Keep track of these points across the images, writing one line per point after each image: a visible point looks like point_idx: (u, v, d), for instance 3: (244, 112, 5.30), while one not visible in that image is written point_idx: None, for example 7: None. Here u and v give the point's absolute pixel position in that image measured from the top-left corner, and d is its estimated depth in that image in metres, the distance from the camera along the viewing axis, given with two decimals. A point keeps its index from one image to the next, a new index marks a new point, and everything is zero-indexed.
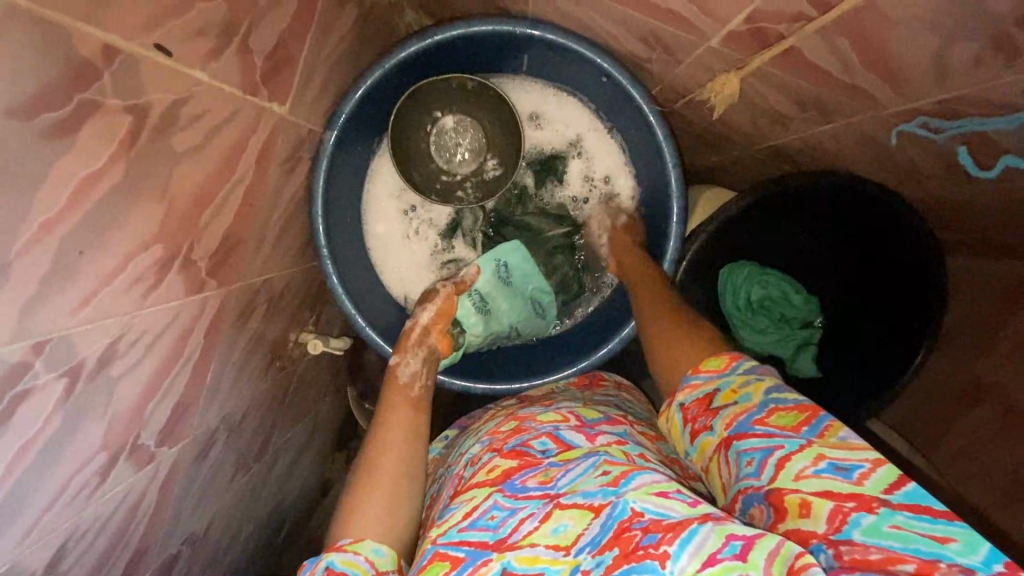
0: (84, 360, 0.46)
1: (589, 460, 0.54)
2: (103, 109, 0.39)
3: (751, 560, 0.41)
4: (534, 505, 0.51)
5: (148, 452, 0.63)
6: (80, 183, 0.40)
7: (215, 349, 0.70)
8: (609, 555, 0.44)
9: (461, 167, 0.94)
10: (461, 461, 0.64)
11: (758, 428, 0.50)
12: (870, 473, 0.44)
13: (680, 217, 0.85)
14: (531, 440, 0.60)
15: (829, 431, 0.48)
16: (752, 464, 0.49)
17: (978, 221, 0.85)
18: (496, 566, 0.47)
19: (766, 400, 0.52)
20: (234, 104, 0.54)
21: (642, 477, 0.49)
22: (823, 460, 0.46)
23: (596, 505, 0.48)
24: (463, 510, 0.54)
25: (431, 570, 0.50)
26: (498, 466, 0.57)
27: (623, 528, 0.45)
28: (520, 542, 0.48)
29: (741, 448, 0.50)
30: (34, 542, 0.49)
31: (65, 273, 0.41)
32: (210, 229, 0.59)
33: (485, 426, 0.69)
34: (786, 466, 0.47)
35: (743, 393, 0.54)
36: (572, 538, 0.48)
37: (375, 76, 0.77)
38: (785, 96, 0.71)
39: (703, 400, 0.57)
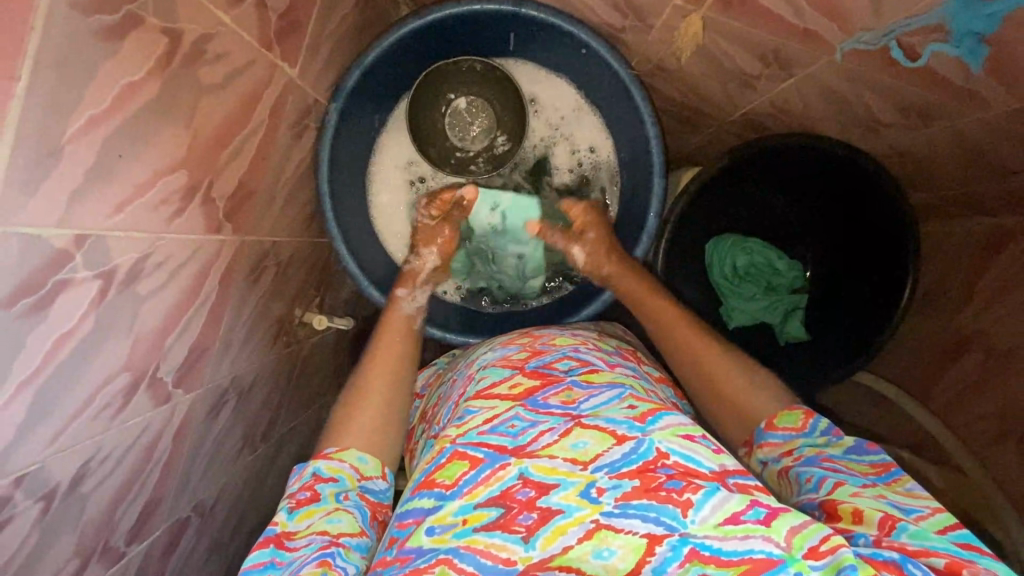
0: (118, 267, 0.51)
1: (614, 392, 0.56)
2: (144, 26, 0.46)
3: (773, 525, 0.44)
4: (555, 421, 0.53)
5: (166, 391, 0.65)
6: (121, 89, 0.45)
7: (229, 300, 0.73)
8: (628, 483, 0.47)
9: (473, 146, 1.03)
10: (472, 366, 0.67)
11: (826, 464, 0.54)
12: (929, 514, 0.47)
13: (661, 173, 0.92)
14: (554, 362, 0.61)
15: (896, 481, 0.51)
16: (810, 481, 0.53)
17: (941, 171, 0.90)
18: (514, 471, 0.49)
19: (851, 450, 0.55)
20: (251, 54, 0.61)
21: (668, 419, 0.52)
22: (884, 496, 0.49)
23: (619, 434, 0.50)
24: (484, 415, 0.55)
25: (449, 468, 0.51)
26: (522, 383, 0.58)
27: (648, 467, 0.47)
28: (540, 452, 0.50)
29: (802, 469, 0.54)
30: (59, 449, 0.52)
31: (106, 172, 0.46)
32: (227, 171, 0.64)
33: (499, 340, 0.72)
34: (845, 484, 0.50)
35: (820, 444, 0.57)
36: (591, 455, 0.49)
37: (377, 51, 0.85)
38: (747, 51, 0.79)
39: (779, 450, 0.59)
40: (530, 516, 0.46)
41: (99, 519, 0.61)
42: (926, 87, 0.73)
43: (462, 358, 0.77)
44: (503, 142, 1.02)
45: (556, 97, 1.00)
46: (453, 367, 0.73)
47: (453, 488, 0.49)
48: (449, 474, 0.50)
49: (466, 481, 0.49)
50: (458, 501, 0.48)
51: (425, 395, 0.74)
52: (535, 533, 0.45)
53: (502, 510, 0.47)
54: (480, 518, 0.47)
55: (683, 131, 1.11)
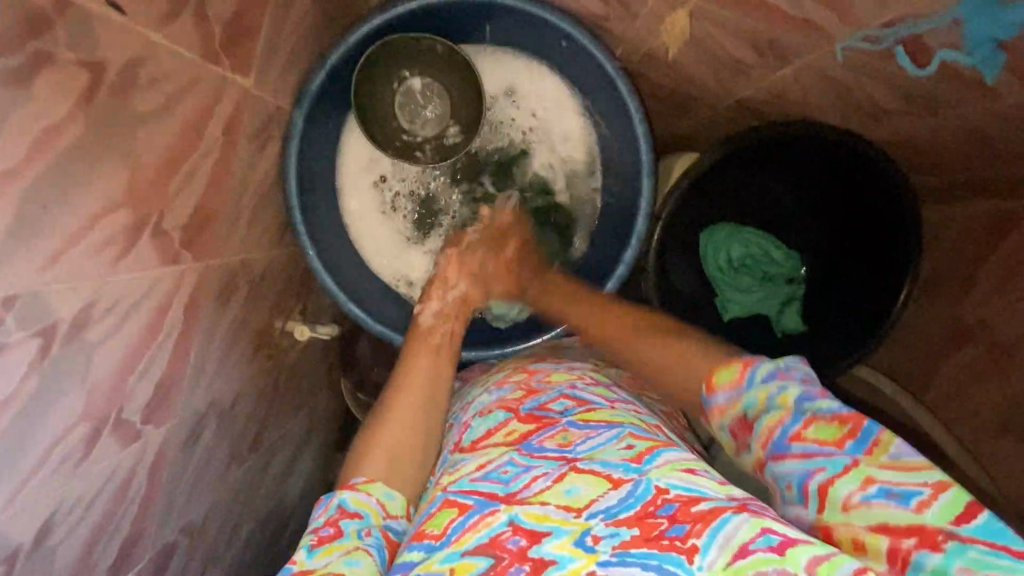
0: (60, 321, 0.47)
1: (611, 431, 0.53)
2: (56, 61, 0.41)
3: (788, 554, 0.39)
4: (549, 465, 0.51)
5: (134, 429, 0.63)
6: (37, 135, 0.41)
7: (198, 326, 0.70)
8: (626, 531, 0.44)
9: (423, 130, 0.93)
10: (469, 412, 0.63)
11: (796, 447, 0.45)
12: (932, 501, 0.40)
13: (650, 172, 0.86)
14: (549, 402, 0.59)
15: (877, 447, 0.43)
16: (793, 490, 0.45)
17: (950, 157, 0.84)
18: (504, 517, 0.46)
19: (801, 404, 0.46)
20: (195, 71, 0.56)
21: (666, 457, 0.50)
22: (873, 483, 0.41)
23: (615, 477, 0.48)
24: (477, 462, 0.54)
25: (438, 517, 0.49)
26: (517, 429, 0.56)
27: (647, 512, 0.45)
28: (531, 499, 0.48)
29: (778, 471, 0.46)
30: (16, 509, 0.49)
31: (31, 225, 0.42)
32: (181, 198, 0.60)
33: (494, 378, 0.68)
34: (831, 493, 0.43)
35: (770, 404, 0.48)
36: (586, 501, 0.47)
37: (340, 51, 0.79)
38: (740, 38, 0.73)
39: (734, 416, 0.50)
40: (522, 568, 0.43)
41: (74, 564, 0.60)
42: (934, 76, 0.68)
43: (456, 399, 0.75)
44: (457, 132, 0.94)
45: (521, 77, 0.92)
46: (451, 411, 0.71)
47: (442, 538, 0.47)
48: (438, 523, 0.49)
49: (455, 528, 0.47)
50: (445, 550, 0.46)
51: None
52: None
53: (491, 561, 0.44)
54: (468, 568, 0.44)
55: (675, 117, 1.03)
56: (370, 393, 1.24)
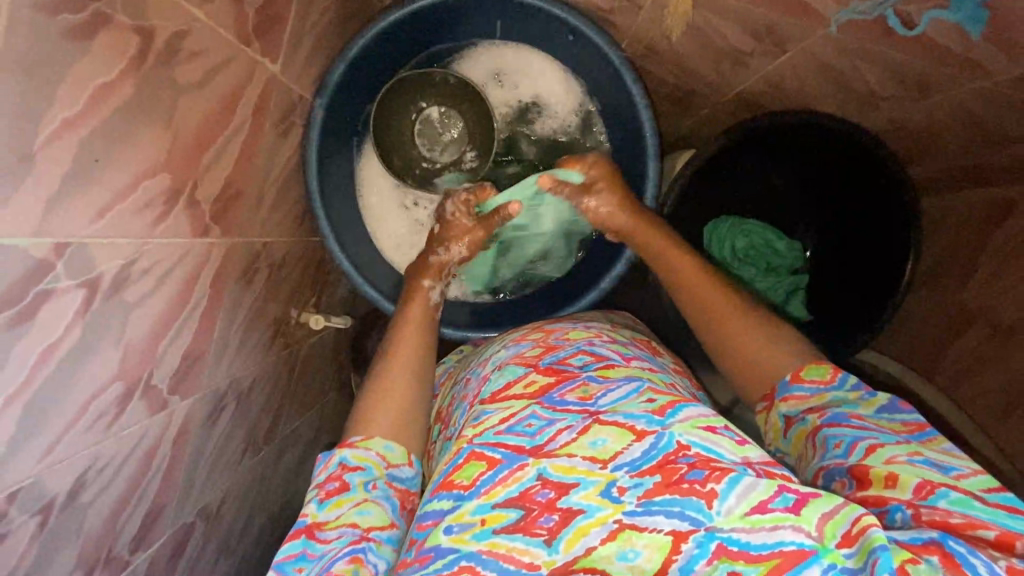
0: (103, 274, 0.50)
1: (631, 385, 0.54)
2: (113, 24, 0.44)
3: (803, 514, 0.41)
4: (573, 419, 0.51)
5: (161, 398, 0.64)
6: (92, 91, 0.44)
7: (222, 303, 0.72)
8: (649, 480, 0.45)
9: (442, 157, 1.01)
10: (486, 366, 0.65)
11: (855, 420, 0.49)
12: (970, 475, 0.43)
13: (656, 156, 0.89)
14: (568, 357, 0.59)
15: (932, 442, 0.47)
16: (840, 447, 0.48)
17: (941, 141, 0.88)
18: (533, 472, 0.47)
19: (886, 407, 0.51)
20: (229, 50, 0.59)
21: (688, 410, 0.50)
22: (920, 454, 0.45)
23: (638, 429, 0.48)
24: (500, 414, 0.53)
25: (466, 469, 0.49)
26: (537, 381, 0.56)
27: (668, 460, 0.46)
28: (558, 451, 0.48)
29: (830, 432, 0.49)
30: (52, 461, 0.51)
31: (83, 176, 0.45)
32: (212, 171, 0.63)
33: (512, 336, 0.70)
34: (879, 449, 0.46)
35: (851, 402, 0.52)
36: (610, 453, 0.48)
37: (359, 44, 0.83)
38: (738, 24, 0.78)
39: (805, 408, 0.54)
40: (551, 517, 0.45)
41: (100, 529, 0.60)
42: (923, 57, 0.72)
43: (467, 361, 0.77)
44: (472, 159, 1.00)
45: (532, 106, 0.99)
46: (463, 371, 0.73)
47: (471, 488, 0.48)
48: (466, 474, 0.49)
49: (485, 481, 0.48)
50: (476, 501, 0.47)
51: (439, 394, 0.74)
52: (557, 536, 0.44)
53: (521, 513, 0.45)
54: (499, 520, 0.45)
55: (677, 115, 1.07)
56: None
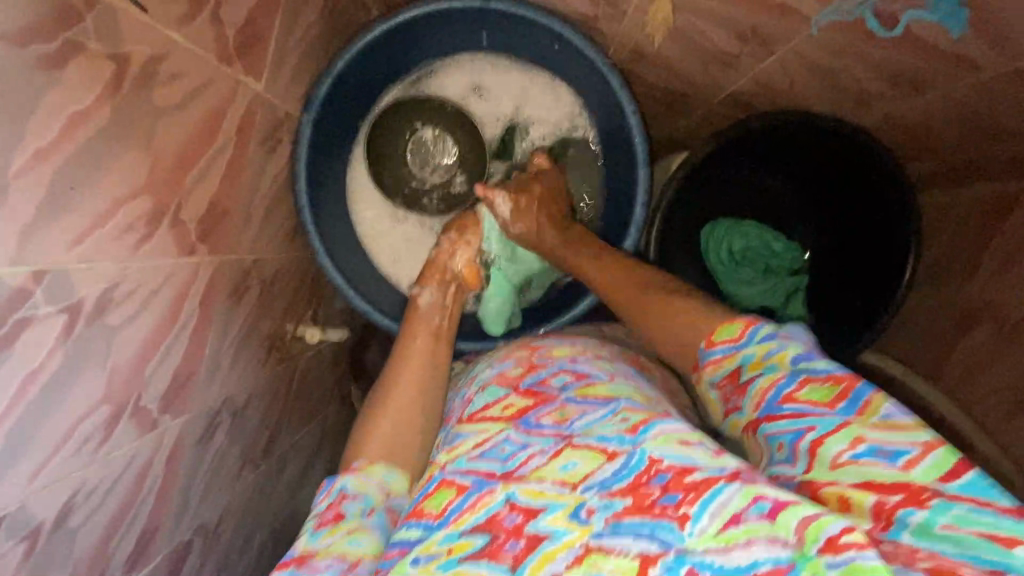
0: (84, 299, 0.50)
1: (608, 406, 0.52)
2: (84, 51, 0.45)
3: (780, 520, 0.39)
4: (546, 443, 0.50)
5: (152, 418, 0.64)
6: (67, 117, 0.45)
7: (213, 321, 0.72)
8: (619, 502, 0.44)
9: (432, 177, 0.98)
10: (472, 386, 0.65)
11: (788, 408, 0.47)
12: (919, 460, 0.41)
13: (645, 163, 0.88)
14: (548, 377, 0.59)
15: (868, 408, 0.44)
16: (784, 450, 0.46)
17: (938, 138, 0.86)
18: (500, 496, 0.47)
19: (797, 365, 0.49)
20: (209, 70, 0.60)
21: (660, 425, 0.48)
22: (863, 442, 0.43)
23: (610, 450, 0.47)
24: (475, 438, 0.53)
25: (436, 497, 0.50)
26: (515, 403, 0.56)
27: (639, 483, 0.45)
28: (528, 475, 0.48)
29: (769, 432, 0.47)
30: (38, 486, 0.51)
31: (58, 203, 0.45)
32: (196, 191, 0.63)
33: (498, 354, 0.70)
34: (820, 451, 0.44)
35: (768, 364, 0.50)
36: (581, 475, 0.47)
37: (345, 58, 0.83)
38: (724, 26, 0.77)
39: (726, 372, 0.53)
40: (517, 543, 0.44)
41: (92, 552, 0.60)
42: (911, 53, 0.71)
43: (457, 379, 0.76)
44: (462, 181, 0.99)
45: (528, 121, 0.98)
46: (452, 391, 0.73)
47: (441, 518, 0.48)
48: (437, 503, 0.49)
49: (454, 509, 0.48)
50: (445, 530, 0.47)
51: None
52: (522, 562, 0.43)
53: (488, 538, 0.45)
54: (465, 548, 0.45)
55: (669, 119, 1.06)
56: None
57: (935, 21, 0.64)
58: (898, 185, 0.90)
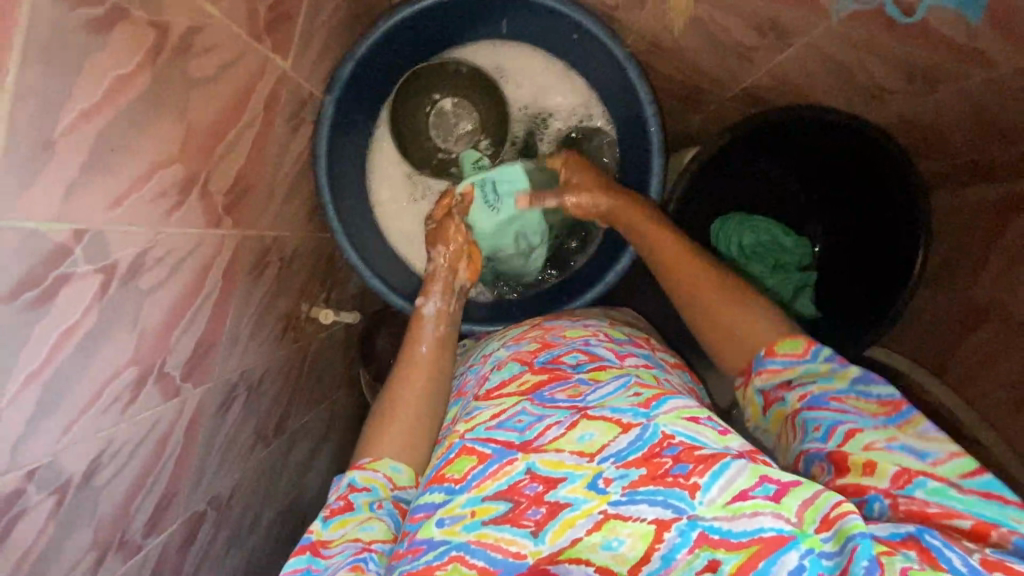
0: (119, 261, 0.51)
1: (620, 381, 0.54)
2: (130, 19, 0.46)
3: (784, 502, 0.42)
4: (562, 414, 0.51)
5: (174, 385, 0.66)
6: (110, 82, 0.46)
7: (234, 293, 0.74)
8: (635, 472, 0.46)
9: (457, 147, 1.02)
10: (486, 365, 0.66)
11: (834, 403, 0.49)
12: (946, 460, 0.44)
13: (660, 152, 0.90)
14: (562, 356, 0.60)
15: (908, 422, 0.47)
16: (819, 430, 0.48)
17: (951, 136, 0.87)
18: (521, 466, 0.48)
19: (858, 381, 0.51)
20: (241, 46, 0.61)
21: (673, 402, 0.51)
22: (897, 440, 0.46)
23: (625, 422, 0.49)
24: (493, 410, 0.55)
25: (458, 462, 0.50)
26: (530, 379, 0.57)
27: (653, 454, 0.46)
28: (546, 446, 0.49)
29: (808, 416, 0.50)
30: (69, 442, 0.53)
31: (99, 165, 0.47)
32: (224, 164, 0.65)
33: (512, 333, 0.71)
34: (857, 435, 0.46)
35: (826, 376, 0.52)
36: (597, 446, 0.48)
37: (369, 42, 0.85)
38: (743, 17, 0.78)
39: (780, 381, 0.55)
40: (538, 510, 0.46)
41: (114, 512, 0.62)
42: (928, 46, 0.71)
43: (467, 357, 0.78)
44: (486, 149, 1.02)
45: (547, 89, 1.00)
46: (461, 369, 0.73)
47: (462, 482, 0.49)
48: (457, 468, 0.50)
49: (474, 475, 0.49)
50: (466, 494, 0.48)
51: None
52: (544, 528, 0.45)
53: (510, 505, 0.46)
54: (488, 511, 0.46)
55: (684, 112, 1.07)
56: None
57: (955, 6, 0.64)
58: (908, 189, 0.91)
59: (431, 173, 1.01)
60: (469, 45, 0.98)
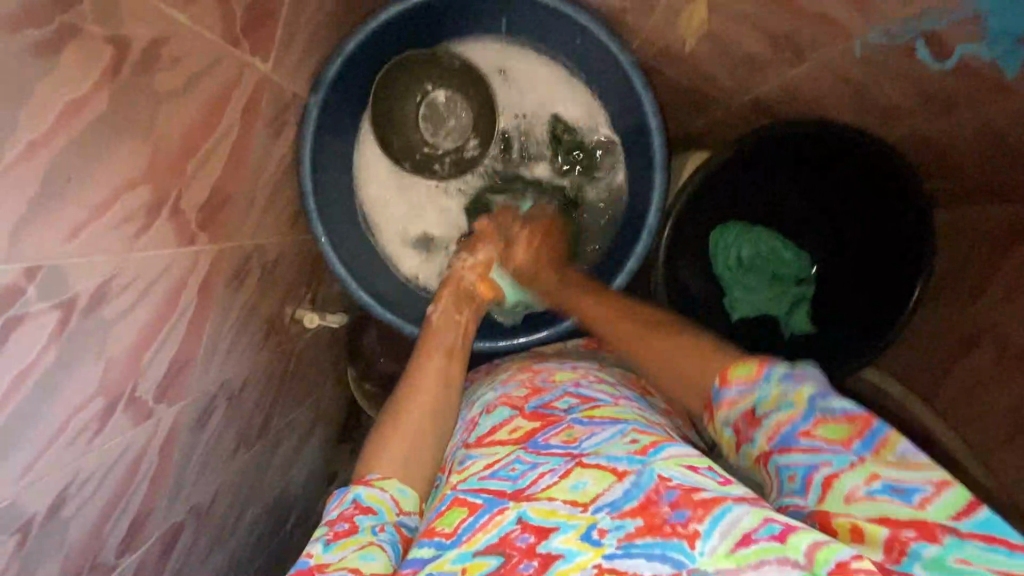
0: (79, 293, 0.48)
1: (616, 427, 0.52)
2: (83, 35, 0.42)
3: (790, 542, 0.38)
4: (555, 462, 0.49)
5: (147, 407, 0.63)
6: (64, 106, 0.42)
7: (211, 307, 0.70)
8: (631, 522, 0.42)
9: (443, 142, 0.96)
10: (474, 410, 0.64)
11: (803, 442, 0.45)
12: (934, 498, 0.40)
13: (663, 167, 0.85)
14: (554, 401, 0.58)
15: (884, 447, 0.43)
16: (796, 481, 0.44)
17: (962, 161, 0.84)
18: (512, 515, 0.45)
19: (813, 404, 0.46)
20: (215, 52, 0.56)
21: (670, 449, 0.48)
22: (878, 480, 0.41)
23: (620, 470, 0.46)
24: (485, 460, 0.53)
25: (448, 516, 0.48)
26: (522, 426, 0.55)
27: (650, 501, 0.43)
28: (539, 494, 0.46)
29: (781, 463, 0.45)
30: (30, 480, 0.50)
31: (52, 197, 0.43)
32: (198, 178, 0.60)
33: (501, 376, 0.69)
34: (835, 485, 0.42)
35: (784, 401, 0.47)
36: (592, 495, 0.45)
37: (357, 39, 0.80)
38: (757, 30, 0.74)
39: (739, 412, 0.49)
40: (531, 564, 0.42)
41: (85, 538, 0.60)
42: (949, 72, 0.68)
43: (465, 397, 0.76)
44: (473, 148, 0.97)
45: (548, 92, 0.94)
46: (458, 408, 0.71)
47: (452, 537, 0.46)
48: (448, 522, 0.48)
49: (466, 527, 0.46)
50: (457, 549, 0.45)
51: None
52: None
53: (501, 559, 0.43)
54: (480, 567, 0.43)
55: (687, 118, 1.02)
56: (377, 385, 1.23)
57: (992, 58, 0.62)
58: (918, 211, 0.89)
59: (411, 167, 0.96)
60: (467, 38, 0.91)
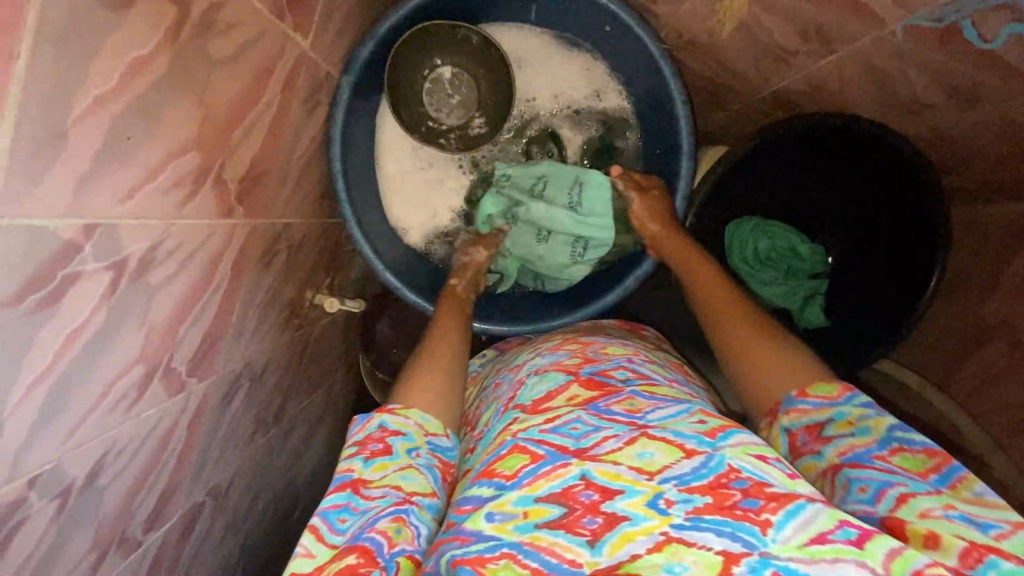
0: (130, 256, 0.48)
1: (681, 406, 0.53)
2: None
3: (867, 549, 0.39)
4: (620, 429, 0.50)
5: (179, 380, 0.63)
6: (127, 64, 0.42)
7: (242, 283, 0.70)
8: (700, 498, 0.43)
9: (447, 119, 0.95)
10: (521, 373, 0.65)
11: (879, 463, 0.48)
12: (1010, 535, 0.42)
13: (690, 155, 0.86)
14: (610, 371, 0.59)
15: (961, 484, 0.46)
16: (866, 491, 0.47)
17: (978, 155, 0.86)
18: (576, 471, 0.46)
19: (891, 434, 0.50)
20: (262, 23, 0.57)
21: (740, 436, 0.48)
22: (955, 509, 0.43)
23: (688, 448, 0.47)
24: (544, 418, 0.53)
25: (509, 459, 0.49)
26: (580, 394, 0.55)
27: (720, 483, 0.43)
28: (603, 457, 0.47)
29: (853, 475, 0.48)
30: (72, 445, 0.50)
31: (112, 156, 0.43)
32: (240, 150, 0.60)
33: (546, 344, 0.70)
34: (910, 501, 0.44)
35: (861, 426, 0.51)
36: (658, 466, 0.45)
37: (392, 20, 0.80)
38: (787, 20, 0.75)
39: (808, 424, 0.54)
40: (594, 520, 0.42)
41: (116, 510, 0.60)
42: (975, 63, 0.69)
43: (497, 364, 0.76)
44: (479, 126, 0.96)
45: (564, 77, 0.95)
46: (495, 373, 0.72)
47: (514, 479, 0.47)
48: (509, 465, 0.48)
49: (528, 473, 0.47)
50: (518, 492, 0.45)
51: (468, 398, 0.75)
52: (601, 538, 0.41)
53: (564, 510, 0.43)
54: (542, 514, 0.43)
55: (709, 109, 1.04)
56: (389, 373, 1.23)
57: None
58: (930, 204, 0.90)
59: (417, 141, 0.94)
60: (490, 22, 0.93)
